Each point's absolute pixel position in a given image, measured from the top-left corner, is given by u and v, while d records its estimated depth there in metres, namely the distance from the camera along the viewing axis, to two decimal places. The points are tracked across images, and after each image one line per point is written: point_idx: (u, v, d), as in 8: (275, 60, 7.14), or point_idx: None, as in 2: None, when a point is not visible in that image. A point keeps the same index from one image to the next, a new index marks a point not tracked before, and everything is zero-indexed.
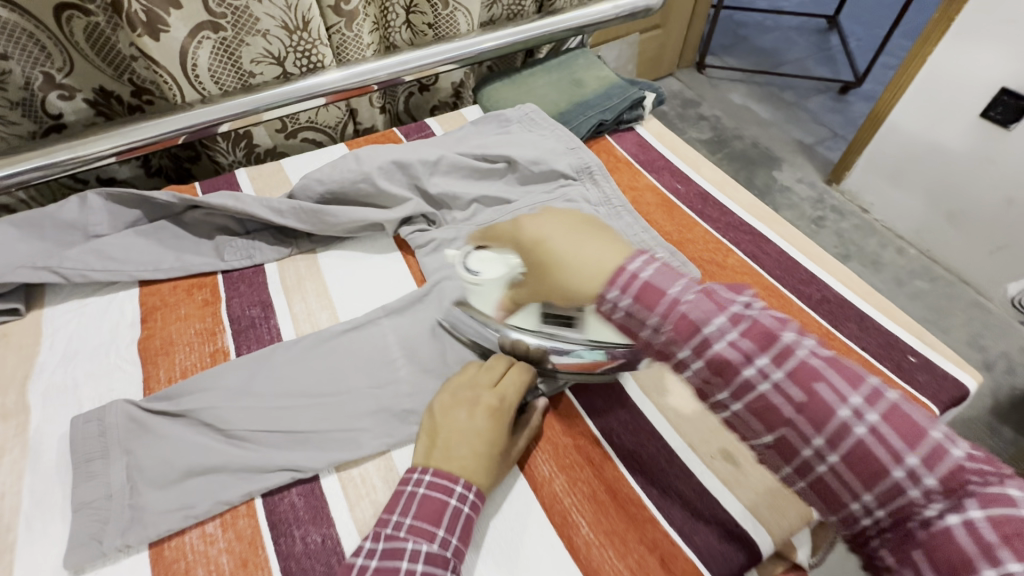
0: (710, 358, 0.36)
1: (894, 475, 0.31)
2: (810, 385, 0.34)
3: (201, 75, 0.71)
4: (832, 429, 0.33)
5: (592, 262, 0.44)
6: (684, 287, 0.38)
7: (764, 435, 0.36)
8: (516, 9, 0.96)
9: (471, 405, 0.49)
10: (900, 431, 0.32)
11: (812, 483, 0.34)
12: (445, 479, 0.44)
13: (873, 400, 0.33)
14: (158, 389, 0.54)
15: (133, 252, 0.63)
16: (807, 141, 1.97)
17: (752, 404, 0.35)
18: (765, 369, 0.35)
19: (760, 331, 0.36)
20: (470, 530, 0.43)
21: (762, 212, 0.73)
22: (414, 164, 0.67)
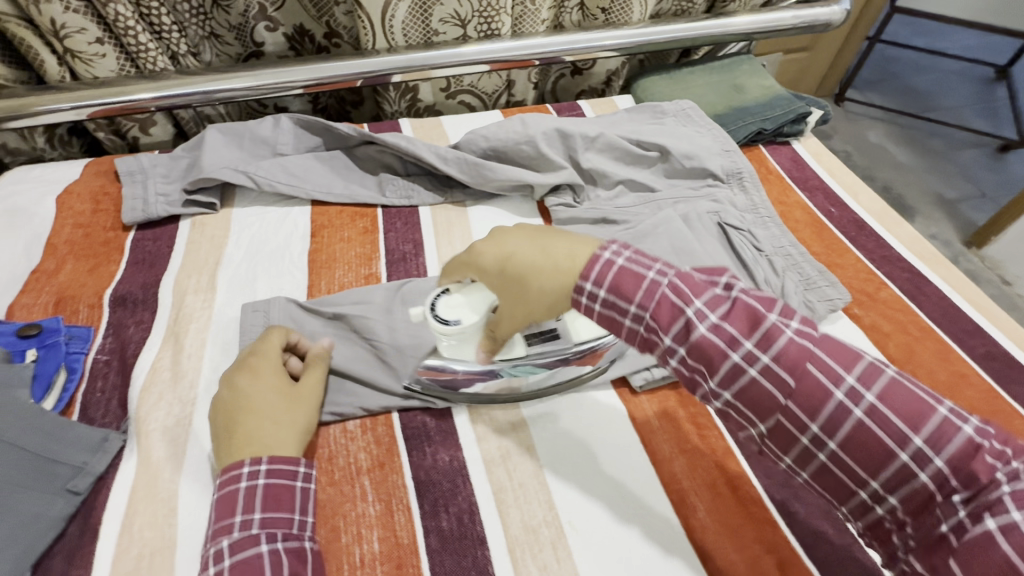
0: (741, 388, 0.38)
1: (899, 458, 0.33)
2: (798, 367, 0.36)
3: (394, 27, 0.77)
4: (828, 415, 0.35)
5: (557, 262, 0.41)
6: (713, 302, 0.39)
7: (758, 421, 0.38)
8: (686, 7, 0.96)
9: (225, 381, 0.48)
10: (899, 412, 0.34)
11: (813, 472, 0.37)
12: (233, 470, 0.42)
13: (868, 382, 0.35)
14: (319, 296, 0.60)
15: (312, 174, 0.70)
16: (948, 196, 1.80)
17: (777, 432, 0.37)
18: (751, 353, 0.37)
19: (799, 355, 0.36)
20: (286, 494, 0.42)
21: (925, 250, 0.69)
22: (576, 136, 0.69)
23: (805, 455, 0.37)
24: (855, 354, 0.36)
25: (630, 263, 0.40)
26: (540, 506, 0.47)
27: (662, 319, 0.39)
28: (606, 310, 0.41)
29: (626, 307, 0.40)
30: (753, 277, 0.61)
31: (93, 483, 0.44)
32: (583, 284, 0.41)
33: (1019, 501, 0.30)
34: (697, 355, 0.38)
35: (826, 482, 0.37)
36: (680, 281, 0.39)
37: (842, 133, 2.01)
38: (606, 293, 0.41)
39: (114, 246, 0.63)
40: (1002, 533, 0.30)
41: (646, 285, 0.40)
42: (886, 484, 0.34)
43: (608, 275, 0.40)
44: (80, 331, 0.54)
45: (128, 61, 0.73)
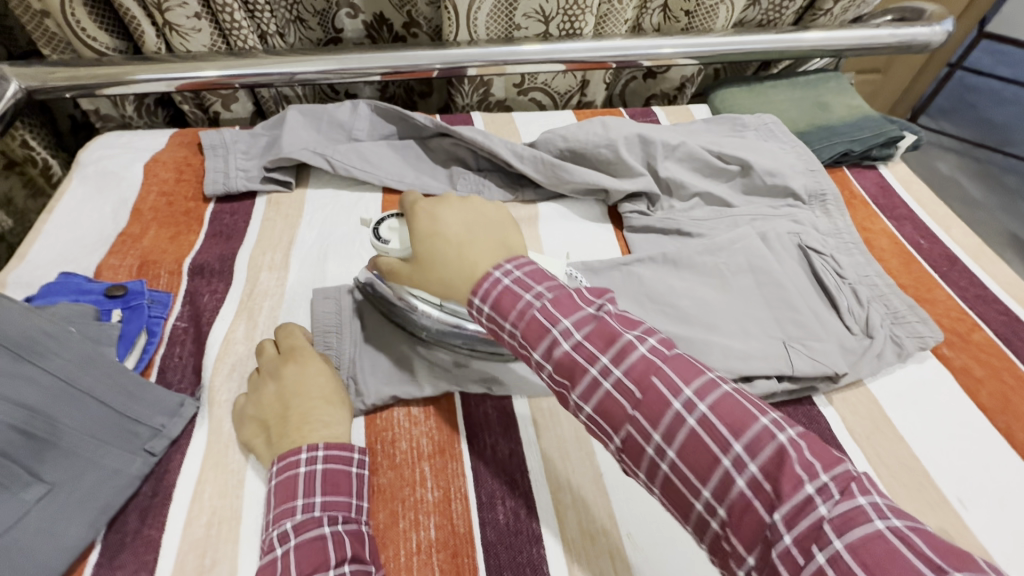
0: (678, 445, 0.34)
1: (767, 520, 0.31)
2: (687, 425, 0.34)
3: (478, 19, 0.77)
4: (717, 482, 0.32)
5: (461, 258, 0.42)
6: (582, 321, 0.38)
7: (655, 485, 0.35)
8: (773, 17, 0.92)
9: (265, 381, 0.47)
10: (779, 477, 0.31)
11: (710, 542, 0.34)
12: (289, 456, 0.42)
13: (756, 448, 0.32)
14: None
15: (384, 161, 0.71)
16: (1023, 237, 1.70)
17: (699, 471, 0.34)
18: (644, 412, 0.35)
19: (647, 369, 0.36)
20: (342, 478, 0.42)
21: (1023, 293, 0.64)
22: (657, 143, 0.67)
23: (686, 504, 0.34)
24: (748, 415, 0.33)
25: (514, 284, 0.40)
26: (601, 515, 0.45)
27: (530, 335, 0.38)
28: (491, 324, 0.41)
29: (504, 324, 0.40)
30: (834, 305, 0.59)
31: (168, 446, 0.46)
32: (473, 298, 0.41)
33: (844, 525, 0.29)
34: (604, 415, 0.36)
35: (689, 518, 0.34)
36: (578, 329, 0.37)
37: (909, 161, 1.92)
38: (490, 310, 0.40)
39: (194, 216, 0.64)
40: (843, 560, 0.28)
41: (521, 305, 0.39)
42: (755, 555, 0.31)
43: (492, 294, 0.40)
44: (161, 296, 0.55)
45: (220, 38, 0.75)
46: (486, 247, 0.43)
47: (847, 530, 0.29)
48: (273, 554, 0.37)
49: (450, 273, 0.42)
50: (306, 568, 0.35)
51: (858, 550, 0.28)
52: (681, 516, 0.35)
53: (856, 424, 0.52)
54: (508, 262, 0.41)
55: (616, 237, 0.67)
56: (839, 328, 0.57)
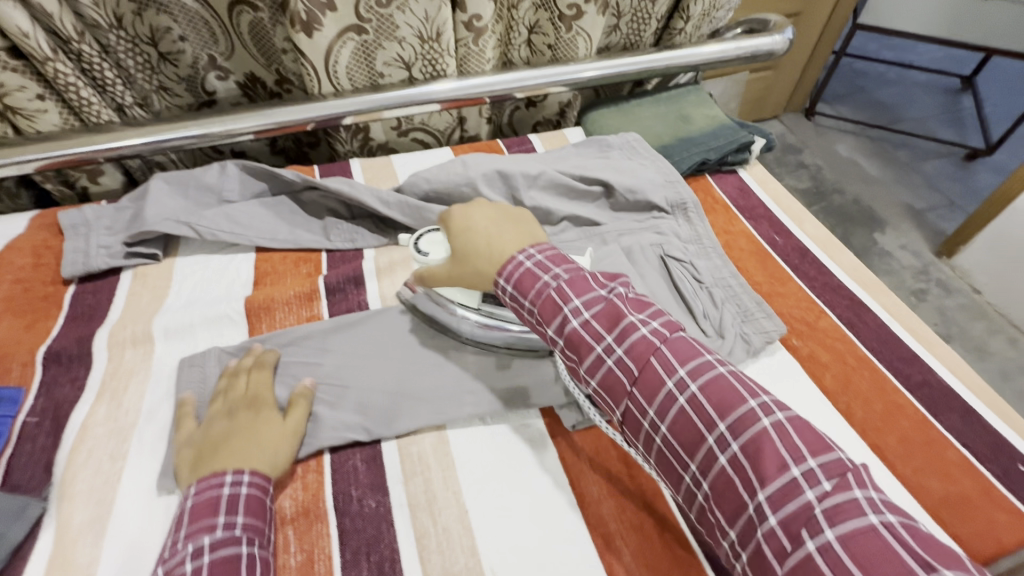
0: (634, 413, 0.43)
1: (706, 442, 0.39)
2: (675, 395, 0.41)
3: (338, 72, 0.77)
4: (660, 401, 0.41)
5: (492, 249, 0.53)
6: (592, 302, 0.46)
7: (618, 413, 0.44)
8: (634, 40, 0.97)
9: (225, 412, 0.50)
10: (715, 402, 0.40)
11: (659, 460, 0.42)
12: (211, 479, 0.44)
13: (785, 494, 0.35)
14: (259, 332, 0.61)
15: (256, 221, 0.70)
16: (918, 207, 1.81)
17: (630, 420, 0.43)
18: (641, 383, 0.43)
19: (645, 350, 0.43)
20: (260, 505, 0.44)
21: (863, 277, 0.70)
22: (516, 176, 0.69)
23: (676, 475, 0.41)
24: (733, 389, 0.40)
25: (535, 266, 0.50)
26: (464, 554, 0.46)
27: (545, 312, 0.47)
28: (513, 302, 0.51)
29: (523, 300, 0.49)
30: (692, 311, 0.62)
31: (10, 554, 0.44)
32: (498, 280, 0.51)
33: (836, 514, 0.33)
34: (605, 386, 0.44)
35: (651, 450, 0.42)
36: (568, 284, 0.47)
37: (813, 147, 2.02)
38: (512, 288, 0.50)
39: (53, 300, 0.63)
40: (832, 551, 0.32)
41: (540, 285, 0.48)
42: (700, 472, 0.39)
43: (515, 275, 0.50)
44: (9, 393, 0.53)
45: (72, 116, 0.74)
46: (513, 233, 0.55)
47: (837, 521, 0.33)
48: (184, 570, 0.39)
49: (483, 255, 0.53)
50: None
51: (847, 542, 0.32)
52: (643, 448, 0.44)
53: None
54: (531, 248, 0.51)
55: None
56: (695, 333, 0.61)
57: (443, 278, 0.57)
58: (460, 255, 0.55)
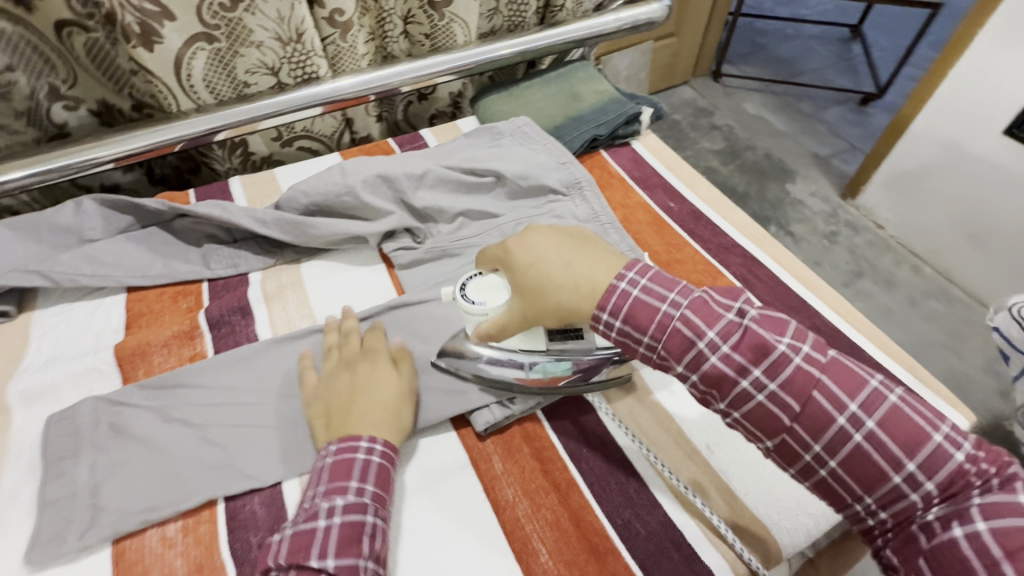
0: (749, 410, 0.41)
1: (893, 481, 0.37)
2: (806, 394, 0.39)
3: (195, 85, 0.71)
4: (831, 437, 0.38)
5: (577, 281, 0.46)
6: (726, 332, 0.41)
7: (766, 440, 0.42)
8: (517, 21, 0.95)
9: (350, 368, 0.53)
10: (891, 430, 0.37)
11: (816, 483, 0.40)
12: (349, 442, 0.46)
13: (934, 468, 0.36)
14: (134, 380, 0.56)
15: (123, 258, 0.64)
16: (822, 153, 1.90)
17: (784, 449, 0.41)
18: (760, 380, 0.40)
19: (805, 382, 0.40)
20: (388, 475, 0.46)
21: (753, 232, 0.73)
22: (400, 177, 0.67)
23: (842, 502, 0.40)
24: (861, 380, 0.39)
25: (643, 293, 0.44)
26: None
27: (674, 349, 0.43)
28: (622, 337, 0.45)
29: (641, 337, 0.44)
30: None
31: None
32: (600, 314, 0.45)
33: (993, 513, 0.33)
34: (708, 382, 0.42)
35: (796, 465, 0.41)
36: (692, 313, 0.42)
37: (723, 108, 2.09)
38: (621, 322, 0.44)
39: None
40: (981, 537, 0.33)
41: (661, 317, 0.43)
42: (878, 502, 0.38)
43: (623, 306, 0.44)
44: None
45: None
46: (596, 261, 0.47)
47: (994, 515, 0.33)
48: (316, 526, 0.41)
49: (568, 292, 0.46)
50: (345, 551, 0.40)
51: (1001, 534, 0.32)
52: (789, 467, 0.42)
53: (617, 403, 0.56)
54: (633, 273, 0.44)
55: (389, 276, 0.67)
56: None
57: (512, 326, 0.49)
58: (531, 289, 0.47)
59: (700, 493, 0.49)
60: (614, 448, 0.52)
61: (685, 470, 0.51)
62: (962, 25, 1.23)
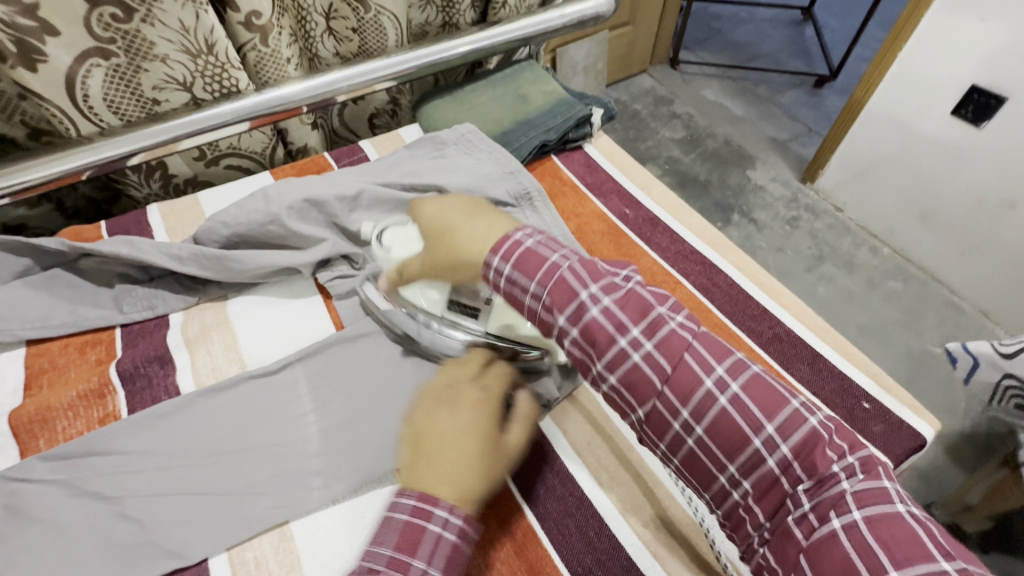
0: (625, 372, 0.40)
1: (753, 444, 0.36)
2: (678, 356, 0.39)
3: (95, 106, 0.64)
4: (697, 401, 0.38)
5: (475, 236, 0.46)
6: (609, 289, 0.41)
7: (638, 408, 0.40)
8: (452, 16, 0.90)
9: (452, 406, 0.45)
10: (757, 398, 0.37)
11: (684, 456, 0.40)
12: (426, 503, 0.40)
13: (787, 431, 0.36)
14: (34, 454, 0.49)
15: (20, 307, 0.57)
16: (781, 138, 1.91)
17: (654, 418, 0.40)
18: (638, 340, 0.39)
19: (678, 345, 0.39)
20: (458, 558, 0.39)
21: (711, 236, 0.70)
22: (331, 201, 0.61)
23: (709, 476, 0.39)
24: (727, 349, 0.39)
25: (537, 245, 0.44)
26: None
27: (557, 299, 0.41)
28: (508, 289, 0.44)
29: (528, 285, 0.42)
30: None
31: None
32: (492, 259, 0.44)
33: (865, 502, 0.33)
34: (586, 338, 0.41)
35: (667, 436, 0.39)
36: (580, 267, 0.42)
37: (682, 96, 2.07)
38: (512, 269, 0.43)
39: None
40: (859, 530, 0.32)
41: (549, 266, 0.42)
42: (739, 469, 0.37)
43: (515, 253, 0.43)
44: None
45: None
46: (494, 220, 0.48)
47: (866, 504, 0.33)
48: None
49: (467, 246, 0.46)
50: None
51: (876, 523, 0.32)
52: (658, 438, 0.40)
53: (575, 434, 0.52)
54: (530, 230, 0.44)
55: (327, 309, 0.61)
56: None
57: (421, 272, 0.52)
58: (439, 241, 0.49)
59: (666, 529, 0.46)
60: (573, 485, 0.49)
61: (648, 505, 0.48)
62: (906, 10, 1.23)
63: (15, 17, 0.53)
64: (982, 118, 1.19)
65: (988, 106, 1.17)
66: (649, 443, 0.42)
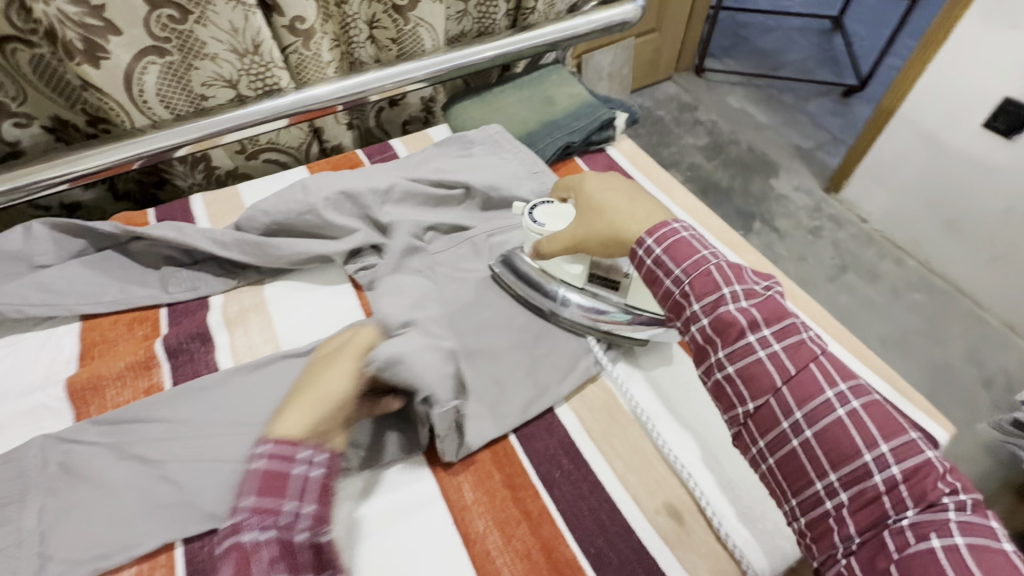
0: (747, 364, 0.41)
1: (862, 458, 0.37)
2: (803, 362, 0.40)
3: (149, 101, 0.68)
4: (814, 406, 0.39)
5: (634, 215, 0.51)
6: (750, 293, 0.43)
7: (748, 402, 0.42)
8: (487, 24, 0.93)
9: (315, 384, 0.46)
10: (875, 421, 0.38)
11: (782, 456, 0.40)
12: (285, 449, 0.40)
13: (903, 456, 0.36)
14: (88, 416, 0.53)
15: (75, 284, 0.61)
16: (805, 146, 1.90)
17: (763, 413, 0.41)
18: (766, 339, 0.41)
19: (806, 355, 0.41)
20: (328, 489, 0.41)
21: (732, 238, 0.71)
22: (364, 193, 0.65)
23: (806, 480, 0.39)
24: (852, 372, 0.41)
25: (690, 239, 0.46)
26: None
27: (698, 287, 0.44)
28: (652, 269, 0.47)
29: (673, 271, 0.45)
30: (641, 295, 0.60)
31: None
32: (645, 239, 0.47)
33: (969, 529, 0.33)
34: (716, 328, 0.43)
35: (772, 432, 0.41)
36: (725, 268, 0.45)
37: (706, 102, 2.07)
38: (661, 253, 0.46)
39: None
40: (957, 549, 0.33)
41: (698, 258, 0.45)
42: (841, 479, 0.38)
43: (669, 241, 0.46)
44: None
45: None
46: (651, 207, 0.52)
47: (969, 531, 0.33)
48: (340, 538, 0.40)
49: (625, 220, 0.50)
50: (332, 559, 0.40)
51: (976, 547, 0.32)
52: (762, 435, 0.41)
53: (592, 423, 0.54)
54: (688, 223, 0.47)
55: (357, 297, 0.64)
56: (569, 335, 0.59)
57: (564, 239, 0.55)
58: (596, 213, 0.53)
59: (677, 518, 0.48)
60: (588, 472, 0.50)
61: (661, 493, 0.49)
62: (937, 20, 1.22)
63: (84, 17, 0.57)
64: (1014, 129, 1.17)
65: (1021, 117, 1.16)
66: (745, 440, 0.43)
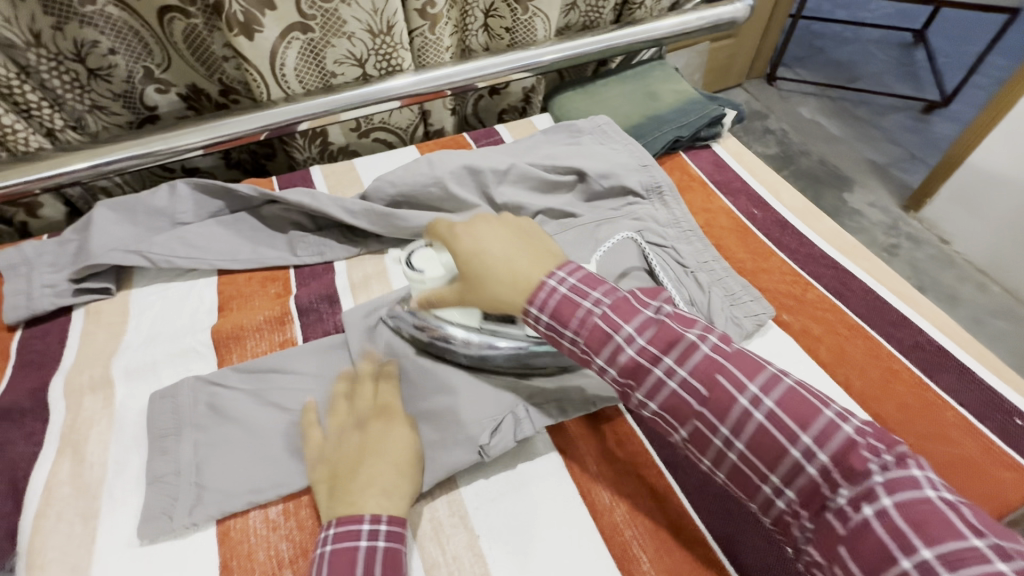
0: (664, 398, 0.40)
1: (793, 455, 0.35)
2: (712, 377, 0.38)
3: (287, 75, 0.73)
4: (734, 419, 0.37)
5: (511, 275, 0.46)
6: (643, 325, 0.41)
7: (681, 431, 0.40)
8: (593, 18, 0.94)
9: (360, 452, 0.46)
10: (793, 411, 0.36)
11: (729, 473, 0.38)
12: (351, 525, 0.41)
13: (823, 440, 0.34)
14: (229, 363, 0.57)
15: (214, 242, 0.66)
16: (880, 162, 1.83)
17: (697, 438, 0.39)
18: (671, 368, 0.39)
19: (709, 367, 0.38)
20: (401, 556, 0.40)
21: (844, 243, 0.70)
22: (485, 171, 0.67)
23: (755, 488, 0.37)
24: (759, 365, 0.38)
25: (571, 291, 0.44)
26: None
27: (593, 343, 0.42)
28: (549, 332, 0.45)
29: (565, 332, 0.44)
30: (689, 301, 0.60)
31: None
32: (530, 308, 0.45)
33: (897, 487, 0.32)
34: (627, 374, 0.41)
35: (711, 455, 0.38)
36: (613, 310, 0.42)
37: (778, 112, 2.02)
38: (548, 318, 0.44)
39: None
40: (890, 513, 0.31)
41: (582, 313, 0.43)
42: (781, 481, 0.35)
43: (550, 302, 0.44)
44: None
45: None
46: (532, 259, 0.47)
47: (898, 489, 0.32)
48: None
49: (504, 286, 0.46)
50: None
51: (906, 507, 0.31)
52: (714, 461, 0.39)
53: None
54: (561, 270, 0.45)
55: None
56: None
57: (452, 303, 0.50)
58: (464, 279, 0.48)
59: None
60: None
61: None
62: None
63: None
64: None
65: None
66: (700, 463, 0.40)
